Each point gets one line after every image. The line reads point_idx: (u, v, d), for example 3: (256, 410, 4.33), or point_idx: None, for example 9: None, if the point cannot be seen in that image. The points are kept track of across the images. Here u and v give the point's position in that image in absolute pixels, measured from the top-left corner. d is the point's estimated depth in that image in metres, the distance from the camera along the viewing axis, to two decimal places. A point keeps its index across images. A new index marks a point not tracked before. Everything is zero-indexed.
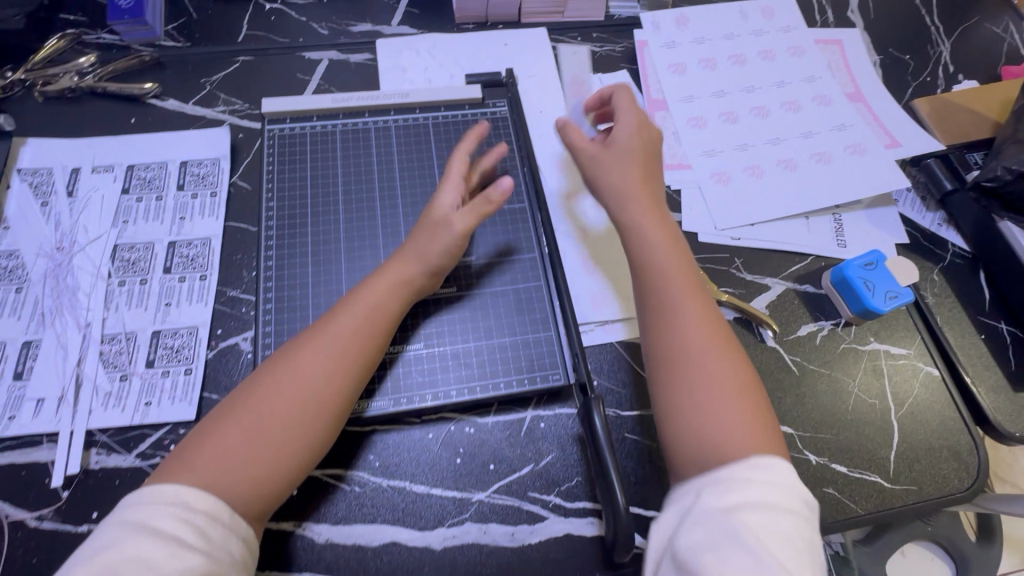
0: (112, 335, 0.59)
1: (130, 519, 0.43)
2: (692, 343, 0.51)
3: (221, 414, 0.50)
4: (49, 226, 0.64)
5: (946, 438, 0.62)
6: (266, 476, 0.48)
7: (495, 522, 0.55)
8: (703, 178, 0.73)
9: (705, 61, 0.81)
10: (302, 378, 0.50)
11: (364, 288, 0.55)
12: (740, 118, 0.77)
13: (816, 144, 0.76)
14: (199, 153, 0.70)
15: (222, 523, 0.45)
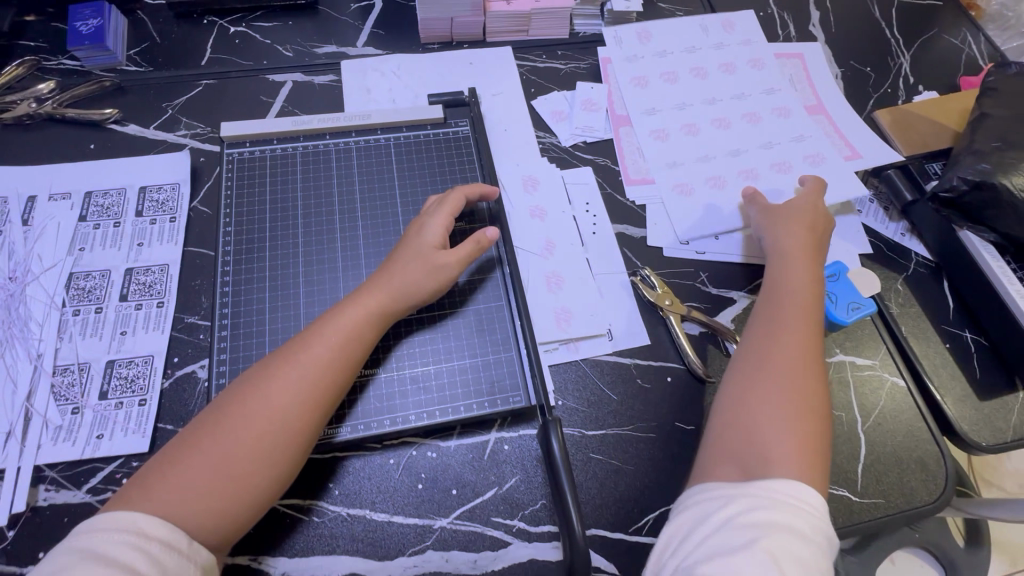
0: (65, 366, 0.58)
1: (81, 547, 0.41)
2: (789, 367, 0.54)
3: (186, 441, 0.49)
4: (3, 255, 0.63)
5: (913, 449, 0.62)
6: (228, 504, 0.47)
7: (457, 549, 0.54)
8: (666, 191, 0.74)
9: (666, 75, 0.82)
10: (267, 407, 0.50)
11: (337, 316, 0.55)
12: (702, 130, 0.78)
13: (777, 154, 0.76)
14: (159, 178, 0.69)
15: (178, 552, 0.43)
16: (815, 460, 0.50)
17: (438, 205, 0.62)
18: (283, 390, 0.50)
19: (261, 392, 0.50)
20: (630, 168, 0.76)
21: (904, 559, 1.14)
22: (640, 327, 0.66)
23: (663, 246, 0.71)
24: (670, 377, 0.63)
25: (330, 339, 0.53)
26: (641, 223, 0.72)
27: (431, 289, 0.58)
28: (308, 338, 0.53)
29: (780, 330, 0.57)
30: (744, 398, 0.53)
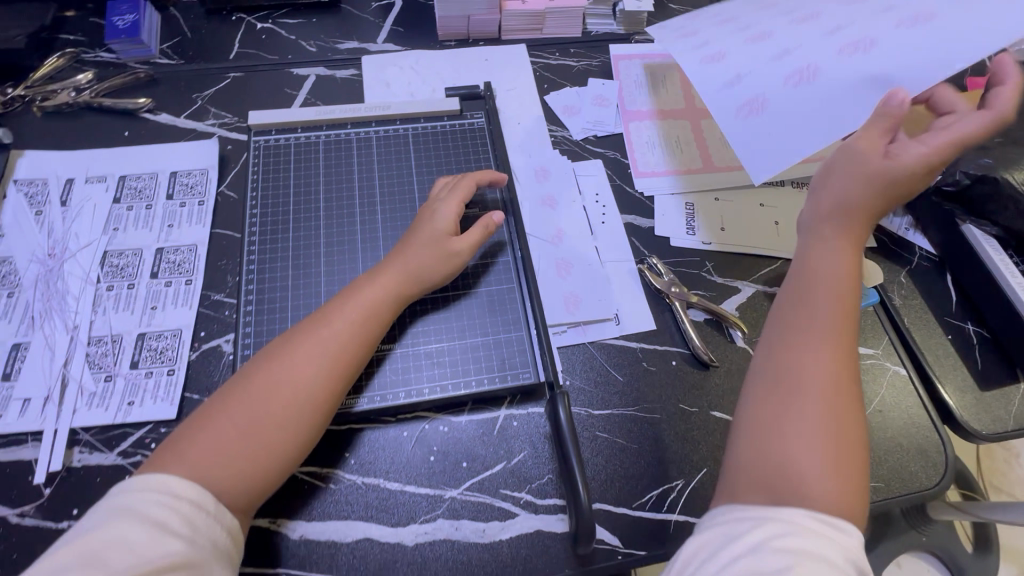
0: (99, 337, 0.61)
1: (117, 504, 0.44)
2: (827, 379, 0.48)
3: (214, 406, 0.51)
4: (43, 233, 0.67)
5: (914, 436, 0.63)
6: (254, 467, 0.49)
7: (466, 518, 0.56)
8: (729, 111, 0.61)
9: (722, 18, 0.72)
10: (295, 377, 0.52)
11: (356, 294, 0.57)
12: (773, 34, 0.64)
13: (916, 18, 0.56)
14: (189, 164, 0.73)
15: (206, 511, 0.46)
16: (850, 468, 0.45)
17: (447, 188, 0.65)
18: (310, 358, 0.53)
19: (286, 359, 0.53)
20: (640, 161, 0.78)
21: (911, 562, 1.13)
22: (646, 312, 0.68)
23: (671, 236, 0.73)
24: (675, 361, 0.65)
25: (353, 311, 0.56)
26: (648, 214, 0.75)
27: (439, 277, 0.60)
28: (328, 312, 0.56)
29: (812, 325, 0.51)
30: (768, 404, 0.49)
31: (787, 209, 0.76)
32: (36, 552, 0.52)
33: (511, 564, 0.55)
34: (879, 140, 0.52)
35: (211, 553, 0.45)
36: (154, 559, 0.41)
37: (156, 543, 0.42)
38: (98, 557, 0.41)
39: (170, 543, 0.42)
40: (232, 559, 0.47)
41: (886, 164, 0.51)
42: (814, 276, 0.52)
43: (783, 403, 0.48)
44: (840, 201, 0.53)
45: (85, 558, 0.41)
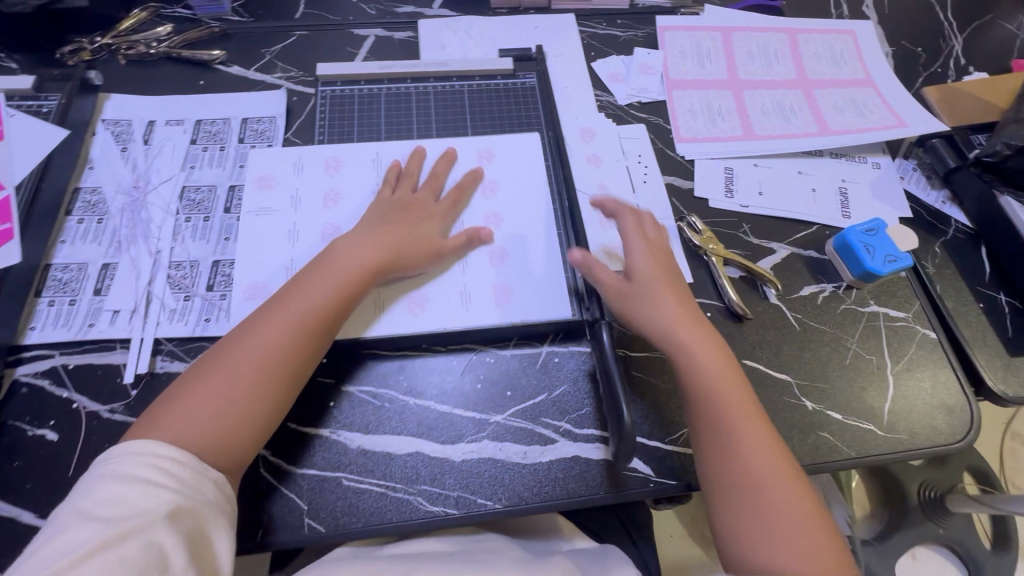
0: (178, 262, 0.67)
1: (102, 470, 0.46)
2: (761, 460, 0.52)
3: (183, 386, 0.52)
4: (127, 168, 0.73)
5: (940, 395, 0.66)
6: (232, 434, 0.51)
7: (510, 441, 0.60)
8: (481, 299, 0.66)
9: (264, 183, 0.71)
10: (258, 345, 0.54)
11: (309, 282, 0.59)
12: (339, 195, 0.70)
13: (489, 205, 0.71)
14: (258, 112, 0.78)
15: (191, 466, 0.47)
16: (818, 537, 0.49)
17: (389, 210, 0.66)
18: (275, 327, 0.55)
19: (252, 333, 0.55)
20: (682, 127, 0.81)
21: (924, 555, 1.13)
22: (683, 267, 0.71)
23: (710, 198, 0.76)
24: (709, 313, 0.69)
25: (320, 286, 0.58)
26: (688, 176, 0.78)
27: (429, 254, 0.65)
28: (286, 293, 0.58)
29: (727, 425, 0.54)
30: (743, 513, 0.51)
31: (824, 177, 0.78)
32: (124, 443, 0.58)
33: (551, 483, 0.59)
34: (615, 280, 0.61)
35: (203, 504, 0.46)
36: (146, 510, 0.43)
37: (146, 496, 0.44)
38: (92, 514, 0.42)
39: (159, 495, 0.44)
40: (226, 512, 0.48)
41: (633, 285, 0.60)
42: (705, 389, 0.55)
43: (734, 506, 0.52)
44: (656, 308, 0.59)
45: (79, 516, 0.42)
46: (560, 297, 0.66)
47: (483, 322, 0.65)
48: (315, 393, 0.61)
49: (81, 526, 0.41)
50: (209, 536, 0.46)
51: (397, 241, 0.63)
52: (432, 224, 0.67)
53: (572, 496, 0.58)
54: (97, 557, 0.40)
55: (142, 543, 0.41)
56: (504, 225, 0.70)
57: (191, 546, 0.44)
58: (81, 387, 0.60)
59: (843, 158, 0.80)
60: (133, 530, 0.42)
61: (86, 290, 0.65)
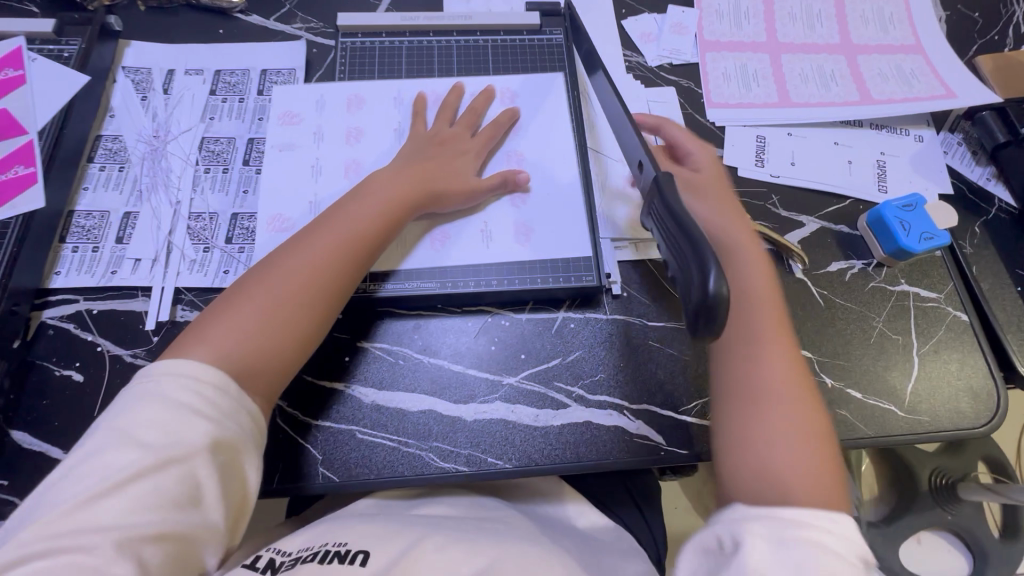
0: (198, 213, 0.67)
1: (147, 386, 0.46)
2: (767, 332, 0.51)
3: (221, 306, 0.53)
4: (147, 116, 0.72)
5: (967, 378, 0.64)
6: (272, 353, 0.52)
7: (522, 404, 0.60)
8: (503, 238, 0.66)
9: (288, 117, 0.71)
10: (306, 267, 0.55)
11: (357, 207, 0.59)
12: (364, 131, 0.70)
13: (519, 146, 0.70)
14: (278, 63, 0.76)
15: (230, 394, 0.48)
16: (817, 451, 0.47)
17: (427, 147, 0.66)
18: (315, 251, 0.56)
19: (292, 256, 0.55)
20: (713, 92, 0.77)
21: (931, 539, 1.13)
22: None
23: (738, 167, 0.73)
24: None
25: (363, 211, 0.59)
26: (717, 143, 0.75)
27: (465, 189, 0.64)
28: (325, 220, 0.58)
29: (761, 335, 0.51)
30: (736, 372, 0.50)
31: (862, 149, 0.75)
32: None
33: (562, 447, 0.59)
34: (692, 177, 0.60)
35: (240, 437, 0.47)
36: (184, 442, 0.44)
37: (185, 426, 0.45)
38: (134, 436, 0.44)
39: (199, 426, 0.45)
40: (260, 443, 0.50)
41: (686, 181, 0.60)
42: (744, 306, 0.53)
43: (741, 409, 0.49)
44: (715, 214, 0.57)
45: (123, 435, 0.44)
46: (580, 240, 0.66)
47: (501, 262, 0.64)
48: (332, 347, 0.61)
49: (124, 448, 0.43)
50: (241, 469, 0.47)
51: (432, 177, 0.63)
52: (466, 158, 0.66)
53: (583, 460, 0.59)
54: (137, 485, 0.42)
55: (180, 474, 0.43)
56: (528, 166, 0.69)
57: (224, 481, 0.46)
58: (105, 332, 0.61)
59: (883, 129, 0.76)
60: (172, 461, 0.43)
61: (108, 238, 0.65)
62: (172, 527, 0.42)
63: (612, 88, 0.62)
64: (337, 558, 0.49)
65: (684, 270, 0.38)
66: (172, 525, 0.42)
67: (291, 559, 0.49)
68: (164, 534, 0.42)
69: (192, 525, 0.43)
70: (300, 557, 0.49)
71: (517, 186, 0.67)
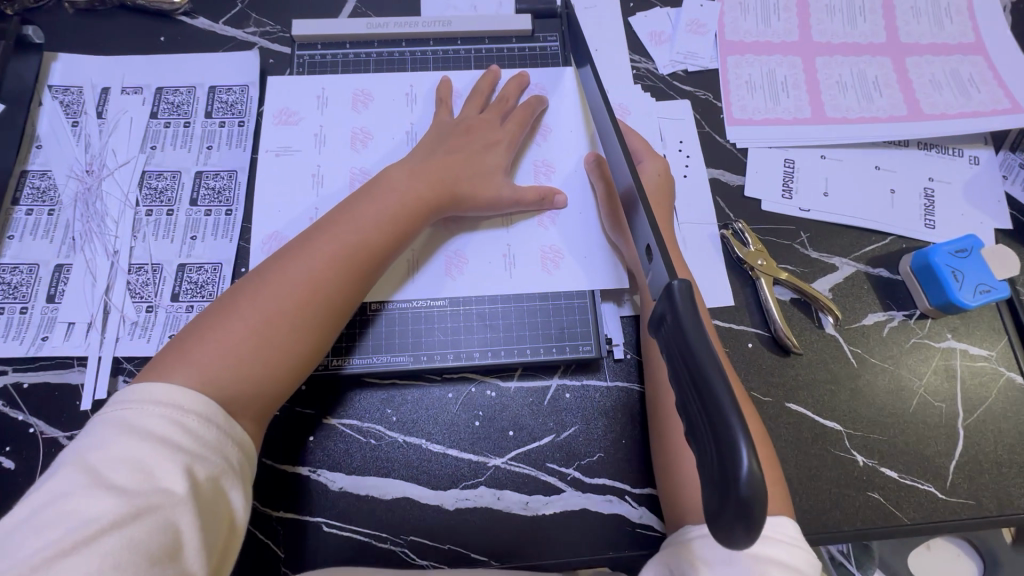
0: (140, 265, 0.59)
1: (121, 418, 0.39)
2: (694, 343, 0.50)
3: (209, 321, 0.46)
4: (80, 147, 0.63)
5: (1018, 452, 0.56)
6: (266, 377, 0.45)
7: (509, 489, 0.53)
8: (528, 262, 0.58)
9: (285, 116, 0.62)
10: (303, 278, 0.48)
11: (361, 210, 0.52)
12: (372, 133, 0.61)
13: (545, 152, 0.62)
14: (228, 78, 0.66)
15: (217, 426, 0.41)
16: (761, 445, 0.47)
17: (450, 136, 0.58)
18: (317, 260, 0.49)
19: (291, 266, 0.49)
20: (735, 105, 0.66)
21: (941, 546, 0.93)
22: (725, 286, 0.60)
23: (763, 199, 0.63)
24: (750, 343, 0.58)
25: (373, 216, 0.52)
26: (739, 169, 0.64)
27: (481, 192, 0.57)
28: (329, 225, 0.51)
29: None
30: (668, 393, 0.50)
31: (907, 175, 0.64)
32: None
33: (555, 540, 0.52)
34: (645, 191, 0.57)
35: (226, 473, 0.40)
36: (163, 484, 0.37)
37: (165, 463, 0.37)
38: (103, 478, 0.36)
39: (178, 462, 0.38)
40: (247, 477, 0.43)
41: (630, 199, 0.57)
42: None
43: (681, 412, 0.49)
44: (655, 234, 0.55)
45: (91, 476, 0.36)
46: (612, 266, 0.58)
47: (528, 292, 0.57)
48: (294, 426, 0.54)
49: (91, 492, 0.35)
50: (228, 508, 0.40)
51: (455, 174, 0.56)
52: (498, 151, 0.59)
53: (578, 555, 0.52)
54: (107, 538, 0.34)
55: (157, 523, 0.36)
56: (556, 178, 0.61)
57: (206, 526, 0.38)
58: (36, 409, 0.54)
59: (932, 150, 0.65)
60: (148, 508, 0.36)
61: (38, 296, 0.57)
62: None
63: (597, 86, 0.54)
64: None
65: (698, 434, 0.29)
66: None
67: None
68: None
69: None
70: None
71: (553, 206, 0.59)
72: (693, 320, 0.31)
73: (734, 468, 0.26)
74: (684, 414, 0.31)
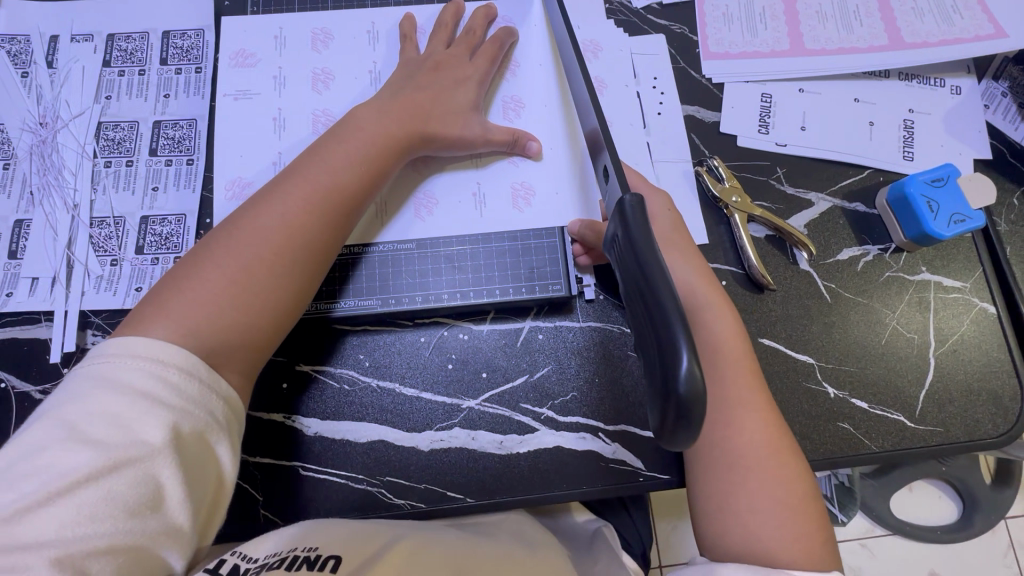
0: (101, 218, 0.57)
1: (98, 371, 0.37)
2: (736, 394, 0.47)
3: (183, 272, 0.44)
4: (31, 99, 0.60)
5: (987, 380, 0.56)
6: (249, 328, 0.43)
7: (483, 430, 0.54)
8: (498, 202, 0.57)
9: (243, 57, 0.59)
10: (279, 225, 0.46)
11: (333, 152, 0.50)
12: (333, 73, 0.59)
13: (514, 89, 0.60)
14: (182, 22, 0.63)
15: (200, 380, 0.39)
16: (807, 518, 0.44)
17: (418, 74, 0.56)
18: (289, 206, 0.46)
19: (262, 213, 0.46)
20: (711, 38, 0.64)
21: (922, 487, 1.00)
22: (699, 225, 0.59)
23: (739, 135, 0.62)
24: (724, 281, 0.58)
25: (344, 158, 0.49)
26: (715, 105, 0.62)
27: (452, 131, 0.55)
28: (298, 169, 0.49)
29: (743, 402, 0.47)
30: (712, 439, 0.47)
31: (886, 106, 0.63)
32: None
33: (530, 477, 0.53)
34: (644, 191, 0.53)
35: (211, 428, 0.38)
36: (141, 437, 0.35)
37: (142, 418, 0.35)
38: (80, 431, 0.35)
39: (156, 416, 0.36)
40: (235, 431, 0.40)
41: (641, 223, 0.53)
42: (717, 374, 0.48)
43: (724, 478, 0.46)
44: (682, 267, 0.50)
45: (67, 429, 0.35)
46: (582, 204, 0.57)
47: (498, 232, 0.56)
48: (267, 373, 0.54)
49: (66, 445, 0.34)
50: (216, 465, 0.38)
51: (426, 110, 0.54)
52: (466, 88, 0.57)
53: (551, 490, 0.53)
54: (86, 490, 0.33)
55: (136, 477, 0.34)
56: (526, 116, 0.59)
57: (192, 481, 0.37)
58: (5, 365, 0.53)
59: (913, 80, 0.64)
60: (126, 462, 0.34)
61: None
62: (127, 537, 0.34)
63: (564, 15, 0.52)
64: (308, 565, 0.41)
65: (648, 347, 0.30)
66: (125, 536, 0.34)
67: (256, 565, 0.40)
68: (116, 545, 0.33)
69: (153, 533, 0.35)
70: (267, 564, 0.41)
71: (526, 151, 0.57)
72: (644, 235, 0.32)
73: (675, 370, 0.27)
74: (637, 331, 0.32)
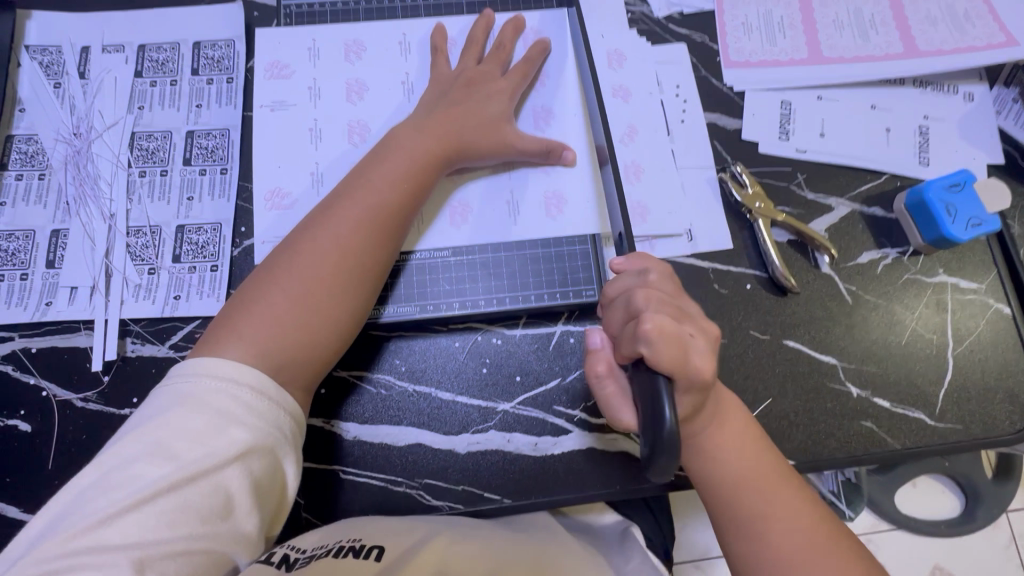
0: (138, 227, 0.58)
1: (181, 390, 0.41)
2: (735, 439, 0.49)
3: (251, 293, 0.48)
4: (65, 109, 0.61)
5: (1003, 378, 0.58)
6: (313, 347, 0.47)
7: (519, 432, 0.55)
8: (531, 210, 0.58)
9: (277, 68, 0.60)
10: (336, 248, 0.49)
11: (379, 174, 0.52)
12: (366, 84, 0.60)
13: (542, 98, 0.61)
14: (213, 33, 0.64)
15: (270, 400, 0.43)
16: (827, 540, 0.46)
17: (451, 90, 0.58)
18: (342, 228, 0.49)
19: (317, 237, 0.49)
20: (731, 47, 0.66)
21: (926, 483, 1.02)
22: (724, 230, 0.60)
23: (760, 142, 0.63)
24: (749, 285, 0.59)
25: (389, 179, 0.52)
26: (737, 113, 0.64)
27: (488, 145, 0.56)
28: (346, 193, 0.51)
29: (757, 513, 0.47)
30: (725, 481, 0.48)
31: (903, 113, 0.64)
32: (101, 434, 0.53)
33: (564, 478, 0.54)
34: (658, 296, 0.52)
35: (279, 446, 0.42)
36: (218, 453, 0.39)
37: (219, 436, 0.40)
38: (164, 446, 0.39)
39: (231, 434, 0.40)
40: (299, 446, 0.45)
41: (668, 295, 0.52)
42: (715, 485, 0.49)
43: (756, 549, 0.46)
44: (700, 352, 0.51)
45: (154, 443, 0.39)
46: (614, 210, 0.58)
47: (530, 239, 0.58)
48: None
49: (152, 459, 0.38)
50: (282, 478, 0.43)
51: (460, 123, 0.56)
52: (497, 99, 0.58)
53: (586, 489, 0.54)
54: (165, 498, 0.37)
55: (211, 488, 0.39)
56: (555, 125, 0.60)
57: (260, 492, 0.41)
58: (47, 373, 0.54)
59: (928, 87, 0.65)
60: (204, 474, 0.39)
61: (38, 262, 0.57)
62: (200, 542, 0.38)
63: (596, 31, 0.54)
64: (353, 554, 0.43)
65: (643, 400, 0.41)
66: (198, 541, 0.38)
67: (306, 556, 0.42)
68: (191, 548, 0.37)
69: (223, 539, 0.39)
70: (316, 555, 0.43)
71: (562, 160, 0.58)
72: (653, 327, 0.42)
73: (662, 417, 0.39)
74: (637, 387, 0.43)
